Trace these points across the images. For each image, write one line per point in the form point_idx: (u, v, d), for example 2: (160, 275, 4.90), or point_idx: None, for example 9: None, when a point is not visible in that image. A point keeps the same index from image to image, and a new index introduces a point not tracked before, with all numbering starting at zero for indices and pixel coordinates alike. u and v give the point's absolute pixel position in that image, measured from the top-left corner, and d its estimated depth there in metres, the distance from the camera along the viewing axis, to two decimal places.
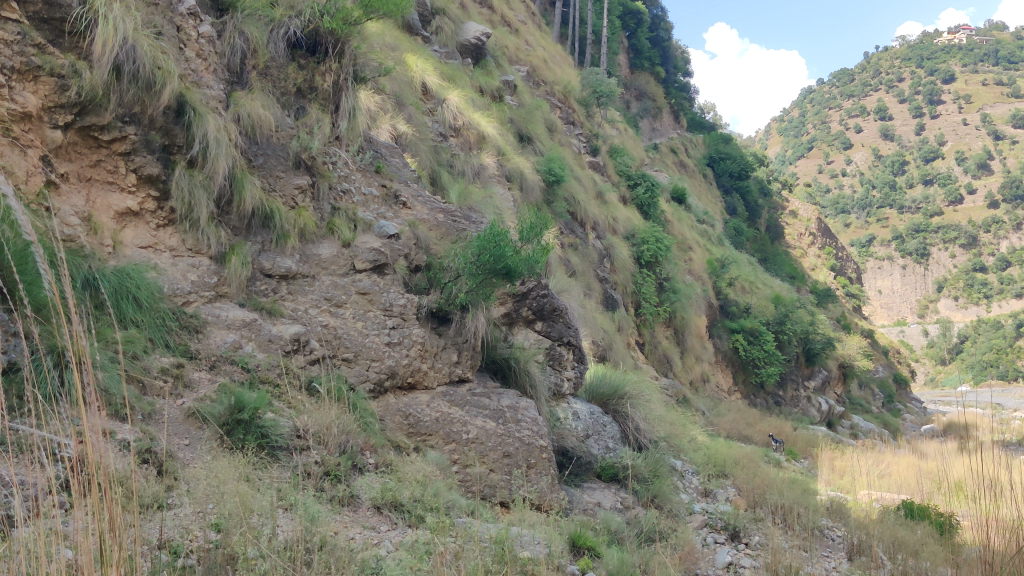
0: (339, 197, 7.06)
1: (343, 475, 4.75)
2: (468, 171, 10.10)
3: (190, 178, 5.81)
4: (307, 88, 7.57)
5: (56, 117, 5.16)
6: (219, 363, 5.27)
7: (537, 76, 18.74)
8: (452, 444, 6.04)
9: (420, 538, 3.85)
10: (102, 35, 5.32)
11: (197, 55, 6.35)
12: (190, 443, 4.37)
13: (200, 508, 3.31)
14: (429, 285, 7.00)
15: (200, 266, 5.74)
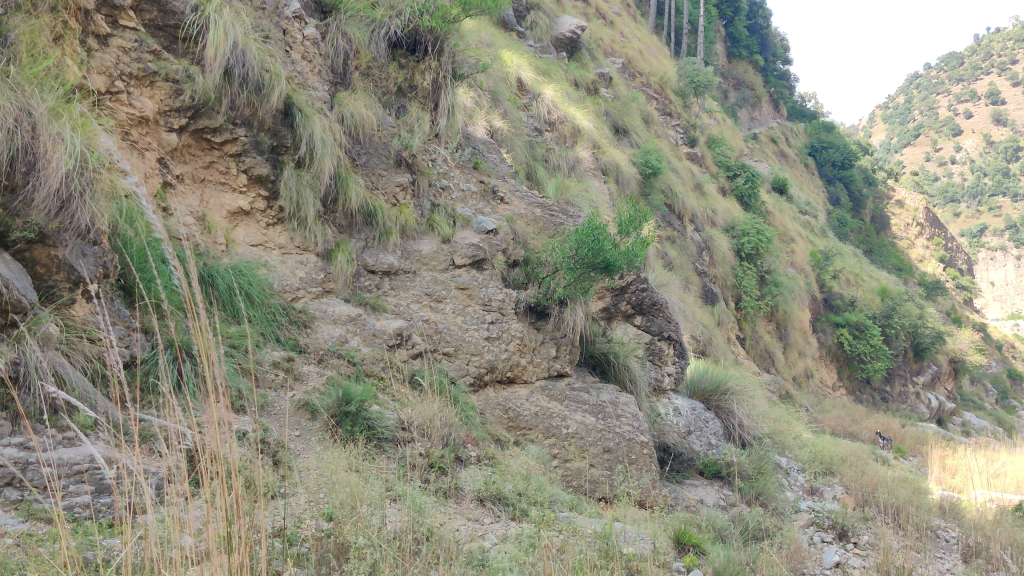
0: (438, 194, 7.17)
1: (448, 467, 4.82)
2: (563, 165, 10.08)
3: (298, 178, 5.97)
4: (408, 87, 7.68)
5: (172, 120, 5.38)
6: (326, 356, 5.42)
7: (633, 67, 18.56)
8: (553, 438, 6.06)
9: (524, 531, 3.87)
10: (213, 39, 5.46)
11: (303, 57, 6.52)
12: (301, 434, 4.53)
13: (313, 498, 3.41)
14: (527, 279, 7.05)
15: (308, 263, 5.89)
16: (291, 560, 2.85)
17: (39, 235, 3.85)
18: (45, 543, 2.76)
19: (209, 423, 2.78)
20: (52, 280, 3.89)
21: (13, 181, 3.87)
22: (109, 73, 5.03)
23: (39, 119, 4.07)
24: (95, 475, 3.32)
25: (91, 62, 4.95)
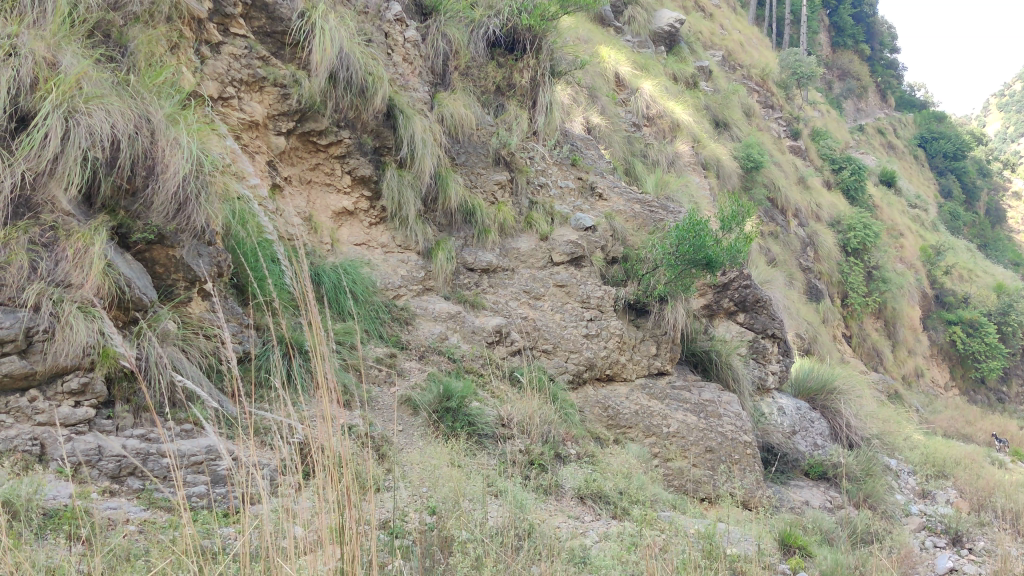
0: (536, 191, 7.21)
1: (548, 464, 4.83)
2: (663, 160, 9.96)
3: (399, 178, 6.08)
4: (506, 86, 7.73)
5: (280, 124, 5.55)
6: (427, 353, 5.50)
7: (733, 60, 18.22)
8: (653, 437, 6.01)
9: (626, 530, 3.85)
10: (318, 45, 5.63)
11: (404, 60, 6.65)
12: (404, 429, 4.62)
13: (417, 492, 3.47)
14: (626, 276, 6.98)
15: (409, 262, 6.00)
16: (395, 553, 2.91)
17: (158, 236, 4.03)
18: (166, 531, 2.89)
19: (317, 419, 2.84)
20: (170, 279, 4.07)
21: (134, 184, 4.03)
22: (221, 80, 5.22)
23: (157, 125, 4.16)
24: (212, 465, 3.46)
25: (205, 69, 5.15)
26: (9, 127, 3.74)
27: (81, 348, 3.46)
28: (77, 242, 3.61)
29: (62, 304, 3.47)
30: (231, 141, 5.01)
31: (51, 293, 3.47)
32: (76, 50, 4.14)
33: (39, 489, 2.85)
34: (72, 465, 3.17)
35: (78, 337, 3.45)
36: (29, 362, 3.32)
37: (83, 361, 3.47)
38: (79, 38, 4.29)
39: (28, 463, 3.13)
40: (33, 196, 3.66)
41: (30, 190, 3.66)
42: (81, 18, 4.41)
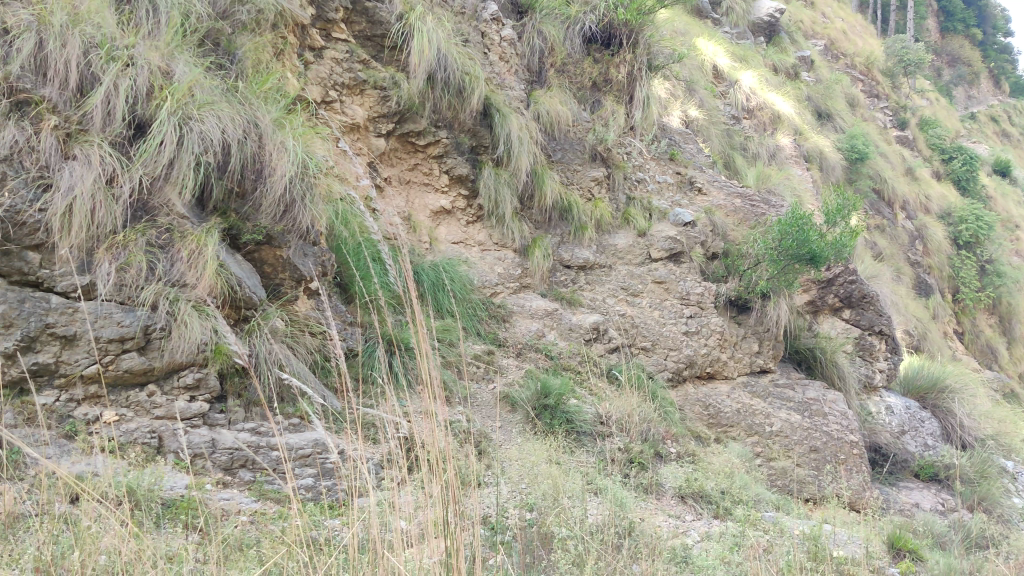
0: (634, 187, 7.16)
1: (648, 462, 4.78)
2: (763, 153, 9.75)
3: (496, 177, 6.11)
4: (603, 81, 7.69)
5: (380, 126, 5.67)
6: (525, 350, 5.53)
7: (837, 48, 17.72)
8: (756, 436, 5.91)
9: (728, 530, 3.79)
10: (417, 47, 5.73)
11: (500, 58, 6.70)
12: (502, 426, 4.70)
13: (517, 488, 3.49)
14: (727, 272, 6.86)
15: (506, 259, 6.05)
16: (495, 549, 2.94)
17: (267, 237, 4.19)
18: (275, 522, 2.99)
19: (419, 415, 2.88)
20: (278, 278, 4.24)
21: (243, 188, 4.19)
22: (324, 83, 5.40)
23: (265, 130, 4.28)
24: (320, 458, 3.59)
25: (308, 74, 5.34)
26: (127, 134, 3.86)
27: (195, 345, 3.61)
28: (191, 243, 3.74)
29: (178, 304, 3.61)
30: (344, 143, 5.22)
31: (168, 293, 3.61)
32: (188, 59, 4.29)
33: (159, 481, 3.00)
34: (189, 457, 3.32)
35: (193, 334, 3.60)
36: (148, 358, 3.49)
37: (198, 357, 3.62)
38: (191, 46, 4.45)
39: (149, 454, 3.29)
40: (150, 199, 3.81)
41: (147, 194, 3.81)
42: (193, 28, 4.58)
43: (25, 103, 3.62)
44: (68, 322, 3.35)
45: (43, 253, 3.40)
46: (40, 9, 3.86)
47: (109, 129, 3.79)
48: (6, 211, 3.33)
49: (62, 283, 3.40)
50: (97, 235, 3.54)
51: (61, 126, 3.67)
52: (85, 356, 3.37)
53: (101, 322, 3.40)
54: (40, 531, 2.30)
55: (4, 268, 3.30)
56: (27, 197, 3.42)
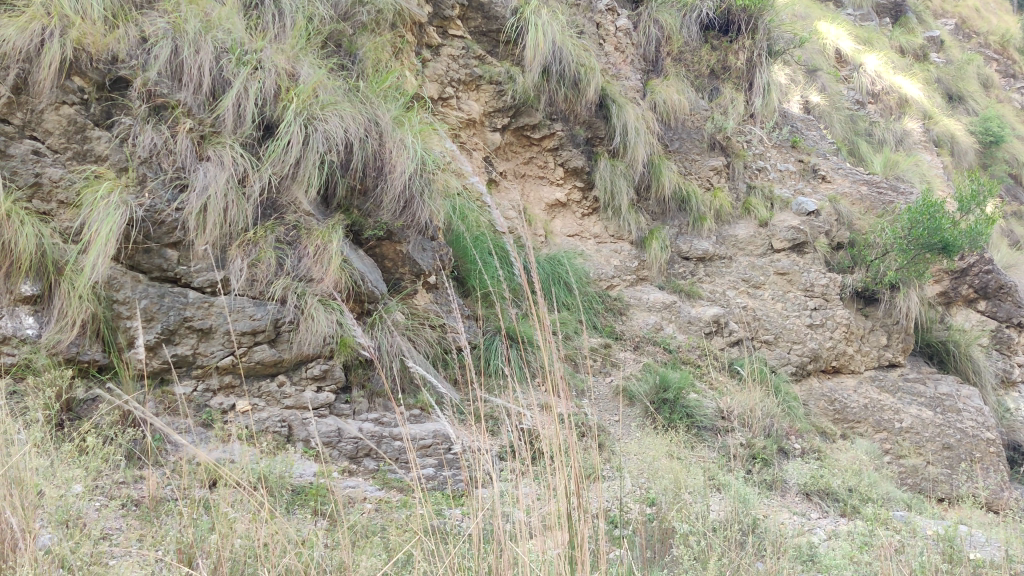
0: (754, 175, 7.01)
1: (771, 458, 4.67)
2: (890, 138, 9.37)
3: (612, 168, 6.08)
4: (721, 69, 7.53)
5: (496, 120, 5.72)
6: (642, 344, 5.51)
7: (968, 27, 16.88)
8: (884, 432, 5.70)
9: (856, 529, 3.66)
10: (531, 41, 5.75)
11: (615, 49, 6.67)
12: (620, 420, 4.71)
13: (636, 482, 3.46)
14: (854, 262, 6.63)
15: (622, 251, 6.02)
16: (616, 543, 2.95)
17: (387, 233, 4.32)
18: (399, 509, 3.06)
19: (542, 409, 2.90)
20: (398, 272, 4.38)
21: (365, 185, 4.27)
22: (441, 81, 5.49)
23: (385, 128, 4.35)
24: (441, 448, 3.67)
25: (426, 71, 5.44)
26: (256, 136, 4.00)
27: (321, 337, 3.74)
28: (316, 240, 3.88)
29: (305, 297, 3.75)
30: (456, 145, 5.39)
31: (296, 287, 3.75)
32: (312, 61, 4.42)
33: (289, 468, 3.08)
34: (317, 445, 3.44)
35: (320, 327, 3.73)
36: (278, 350, 3.64)
37: (324, 349, 3.76)
38: (314, 49, 4.58)
39: (280, 442, 3.43)
40: (279, 198, 3.94)
41: (275, 193, 3.93)
42: (316, 30, 4.71)
43: (162, 108, 3.78)
44: (205, 316, 3.51)
45: (181, 250, 3.57)
46: (175, 17, 3.97)
47: (240, 131, 3.92)
48: (146, 211, 3.52)
49: (198, 278, 3.57)
50: (229, 233, 3.68)
51: (196, 129, 3.82)
52: (220, 347, 3.53)
53: (235, 316, 3.54)
54: (181, 515, 2.39)
55: (145, 264, 3.49)
56: (165, 198, 3.60)
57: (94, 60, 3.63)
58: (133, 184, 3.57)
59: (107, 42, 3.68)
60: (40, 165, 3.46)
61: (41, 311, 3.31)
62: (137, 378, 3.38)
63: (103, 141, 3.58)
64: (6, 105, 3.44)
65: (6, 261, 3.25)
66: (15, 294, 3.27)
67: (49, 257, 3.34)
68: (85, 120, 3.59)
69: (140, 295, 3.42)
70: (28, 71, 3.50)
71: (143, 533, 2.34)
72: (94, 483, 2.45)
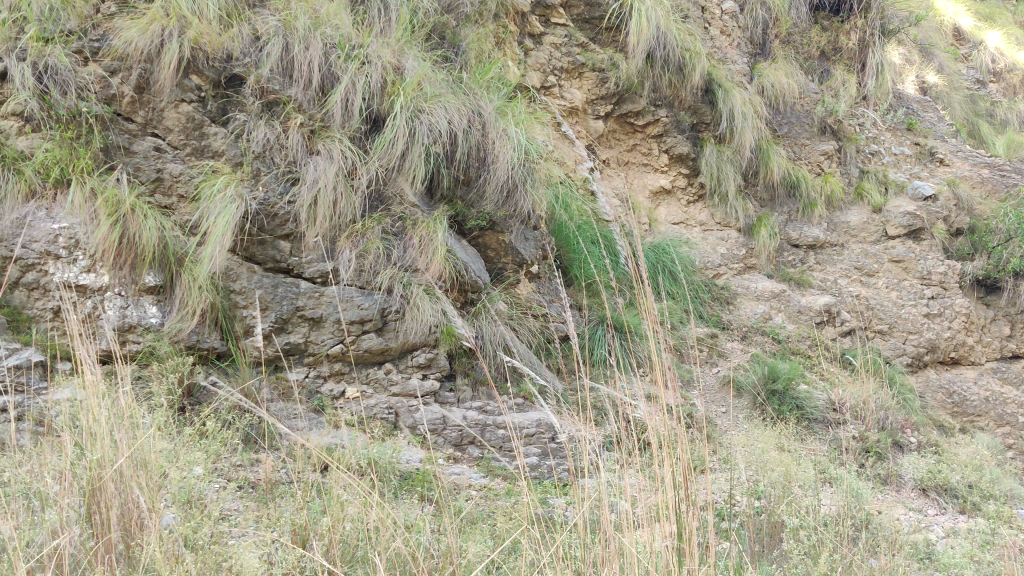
0: (867, 160, 6.78)
1: (885, 452, 4.50)
2: (1014, 118, 8.90)
3: (719, 154, 5.96)
4: (832, 50, 7.29)
5: (598, 108, 5.71)
6: (750, 334, 5.43)
7: None
8: (1008, 426, 5.49)
9: (977, 527, 3.49)
10: (635, 26, 5.63)
11: (721, 33, 6.54)
12: (726, 411, 4.66)
13: (741, 474, 3.38)
14: (974, 249, 6.36)
15: (729, 239, 5.93)
16: (723, 537, 2.91)
17: (490, 223, 4.34)
18: (503, 496, 3.10)
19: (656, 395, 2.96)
20: (501, 262, 4.40)
21: (469, 176, 4.31)
22: (544, 69, 5.50)
23: (488, 118, 4.37)
24: (543, 438, 3.68)
25: (529, 61, 5.47)
26: (364, 129, 4.06)
27: (426, 326, 3.79)
28: (421, 231, 3.94)
29: (410, 288, 3.81)
30: (567, 128, 5.41)
31: (402, 277, 3.82)
32: (416, 53, 4.46)
33: (396, 454, 3.13)
34: (422, 433, 3.51)
35: (424, 316, 3.79)
36: (385, 338, 3.72)
37: (429, 338, 3.81)
38: (419, 42, 4.63)
39: (387, 429, 3.51)
40: (385, 189, 4.01)
41: (382, 184, 4.01)
42: (421, 23, 4.75)
43: (275, 104, 3.88)
44: (315, 305, 3.62)
45: (293, 241, 3.69)
46: (286, 15, 4.06)
47: (348, 125, 4.00)
48: (260, 204, 3.64)
49: (310, 269, 3.68)
50: (338, 225, 3.78)
51: (306, 124, 3.91)
52: (330, 336, 3.63)
53: (344, 305, 3.64)
54: (296, 497, 2.47)
55: (260, 256, 3.63)
56: (278, 190, 3.72)
57: (210, 59, 3.77)
58: (248, 178, 3.69)
59: (222, 41, 3.82)
60: (161, 161, 3.63)
61: (164, 300, 3.45)
62: (254, 365, 3.53)
63: (219, 137, 3.71)
64: (130, 104, 3.63)
65: (131, 253, 3.40)
66: (139, 285, 3.40)
67: (170, 249, 3.48)
68: (202, 117, 3.72)
69: (255, 286, 3.56)
70: (149, 70, 3.65)
71: (259, 515, 2.40)
72: (214, 465, 2.55)
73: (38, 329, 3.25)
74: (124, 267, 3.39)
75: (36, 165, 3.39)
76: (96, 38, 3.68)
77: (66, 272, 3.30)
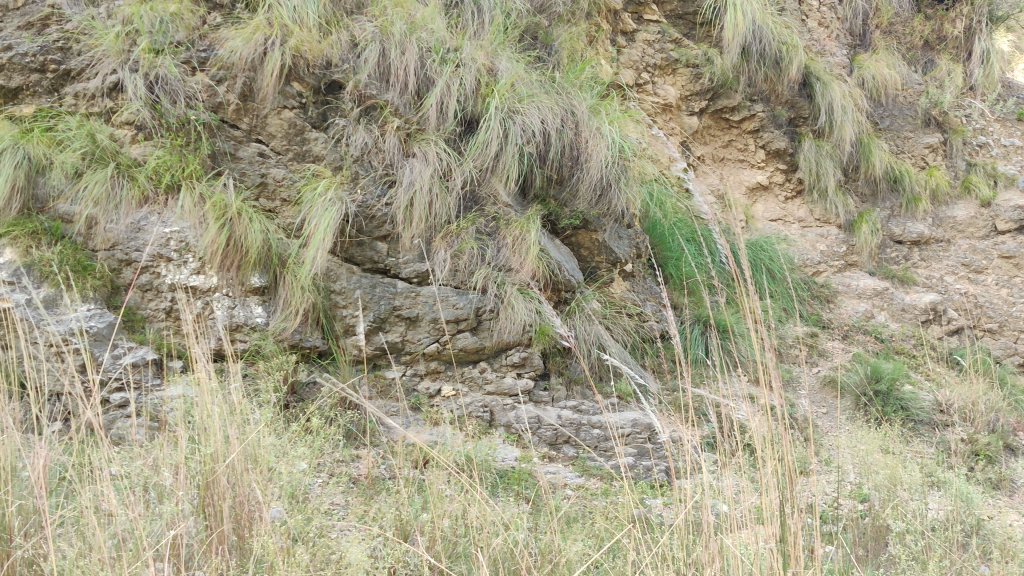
0: (974, 153, 6.54)
1: (997, 456, 4.31)
2: None
3: (818, 149, 5.81)
4: (937, 39, 7.03)
5: (693, 104, 5.65)
6: (852, 333, 5.31)
7: None
8: None
9: None
10: (730, 21, 5.56)
11: (819, 25, 6.39)
12: (828, 412, 4.58)
13: (844, 475, 3.29)
14: None
15: (829, 236, 5.80)
16: (826, 539, 2.87)
17: (583, 222, 4.35)
18: (598, 496, 3.09)
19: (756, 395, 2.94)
20: (594, 261, 4.39)
21: (562, 174, 4.32)
22: (637, 67, 5.48)
23: (581, 117, 4.37)
24: (638, 437, 3.67)
25: (622, 59, 5.46)
26: (458, 131, 4.11)
27: (521, 325, 3.82)
28: (515, 230, 3.97)
29: (504, 287, 3.84)
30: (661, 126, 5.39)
31: (496, 277, 3.85)
32: (510, 55, 4.49)
33: (491, 452, 3.13)
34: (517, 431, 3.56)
35: (518, 315, 3.81)
36: (480, 337, 3.76)
37: (523, 337, 3.84)
38: (512, 43, 4.66)
39: (483, 427, 3.56)
40: (479, 190, 4.06)
41: (476, 185, 4.05)
42: (514, 24, 4.77)
43: (373, 109, 3.98)
44: (412, 304, 3.69)
45: (390, 242, 3.77)
46: (383, 20, 4.12)
47: (443, 127, 4.05)
48: (359, 206, 3.73)
49: (406, 269, 3.74)
50: (433, 225, 3.84)
51: (403, 127, 3.98)
52: (427, 335, 3.69)
53: (439, 305, 3.70)
54: (397, 494, 2.52)
55: (359, 257, 3.73)
56: (375, 193, 3.80)
57: (311, 66, 3.88)
58: (347, 181, 3.78)
59: (322, 48, 3.93)
60: (265, 166, 3.75)
61: (269, 300, 3.57)
62: (354, 363, 3.63)
63: (320, 142, 3.82)
64: (235, 111, 3.76)
65: (237, 255, 3.53)
66: (246, 286, 3.53)
67: (274, 251, 3.59)
68: (304, 122, 3.83)
69: (354, 286, 3.66)
70: (253, 78, 3.77)
71: (362, 510, 2.47)
72: (318, 460, 2.62)
73: (152, 328, 3.39)
74: (230, 268, 3.51)
75: (149, 171, 3.54)
76: (203, 49, 3.81)
77: (177, 274, 3.44)
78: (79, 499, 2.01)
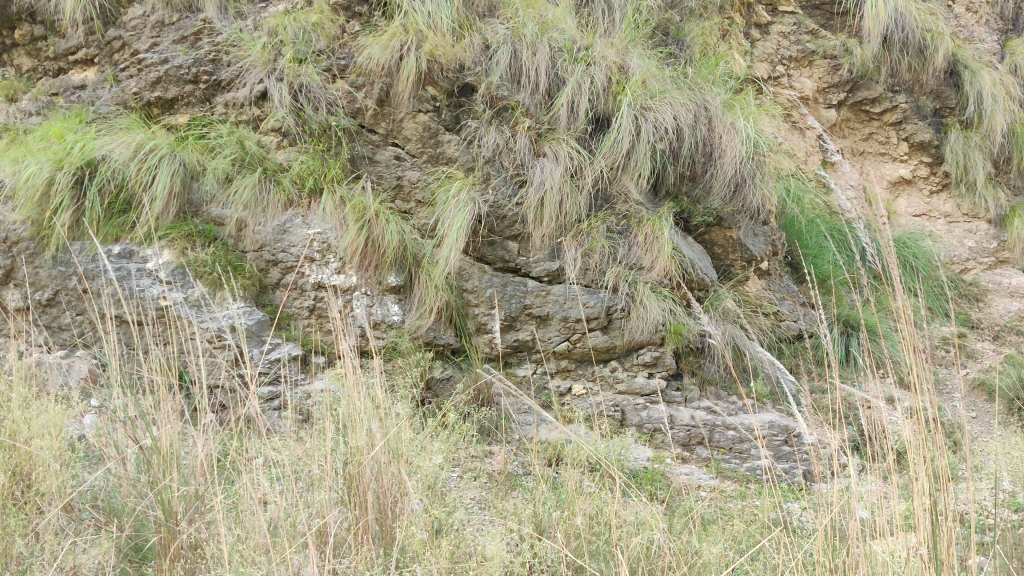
0: None
1: None
2: None
3: (966, 140, 5.52)
4: None
5: (831, 97, 5.48)
6: (1004, 333, 5.08)
7: None
8: None
9: None
10: (871, 11, 5.35)
11: (967, 11, 6.11)
12: (978, 417, 4.35)
13: (998, 483, 3.13)
14: None
15: (978, 231, 5.56)
16: (977, 548, 2.77)
17: (717, 219, 4.28)
18: (734, 499, 3.04)
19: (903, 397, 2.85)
20: (728, 260, 4.33)
21: (695, 171, 4.24)
22: (772, 60, 5.36)
23: (714, 112, 4.30)
24: (774, 440, 3.59)
25: (756, 52, 5.34)
26: (589, 129, 4.11)
27: (652, 325, 3.79)
28: (646, 229, 3.94)
29: (636, 286, 3.82)
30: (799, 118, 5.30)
31: (627, 276, 3.83)
32: (641, 52, 4.45)
33: (622, 451, 3.12)
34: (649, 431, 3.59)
35: (650, 314, 3.78)
36: (610, 337, 3.76)
37: (655, 336, 3.80)
38: (644, 40, 4.62)
39: (614, 426, 3.58)
40: (610, 189, 4.03)
41: (606, 184, 4.03)
42: (645, 20, 4.72)
43: (504, 110, 4.00)
44: (542, 304, 3.72)
45: (521, 241, 3.82)
46: (515, 22, 4.16)
47: (574, 126, 4.05)
48: (490, 207, 3.79)
49: (537, 268, 3.78)
50: (564, 225, 3.87)
51: (534, 127, 4.01)
52: (557, 334, 3.71)
53: (570, 304, 3.72)
54: (533, 490, 2.56)
55: (490, 256, 3.79)
56: (507, 193, 3.85)
57: (444, 70, 3.95)
58: (479, 182, 3.83)
59: (455, 52, 3.98)
60: (400, 169, 3.87)
61: (404, 299, 3.66)
62: (486, 360, 3.70)
63: (453, 144, 3.88)
64: (373, 116, 3.90)
65: (375, 255, 3.63)
66: (383, 285, 3.63)
67: (409, 251, 3.69)
68: (438, 126, 3.91)
69: (486, 285, 3.71)
70: (390, 84, 3.89)
71: (500, 505, 2.52)
72: (455, 455, 2.69)
73: (297, 326, 3.55)
74: (368, 268, 3.62)
75: (293, 176, 3.71)
76: (343, 57, 3.96)
77: (320, 273, 3.58)
78: (236, 486, 2.13)
